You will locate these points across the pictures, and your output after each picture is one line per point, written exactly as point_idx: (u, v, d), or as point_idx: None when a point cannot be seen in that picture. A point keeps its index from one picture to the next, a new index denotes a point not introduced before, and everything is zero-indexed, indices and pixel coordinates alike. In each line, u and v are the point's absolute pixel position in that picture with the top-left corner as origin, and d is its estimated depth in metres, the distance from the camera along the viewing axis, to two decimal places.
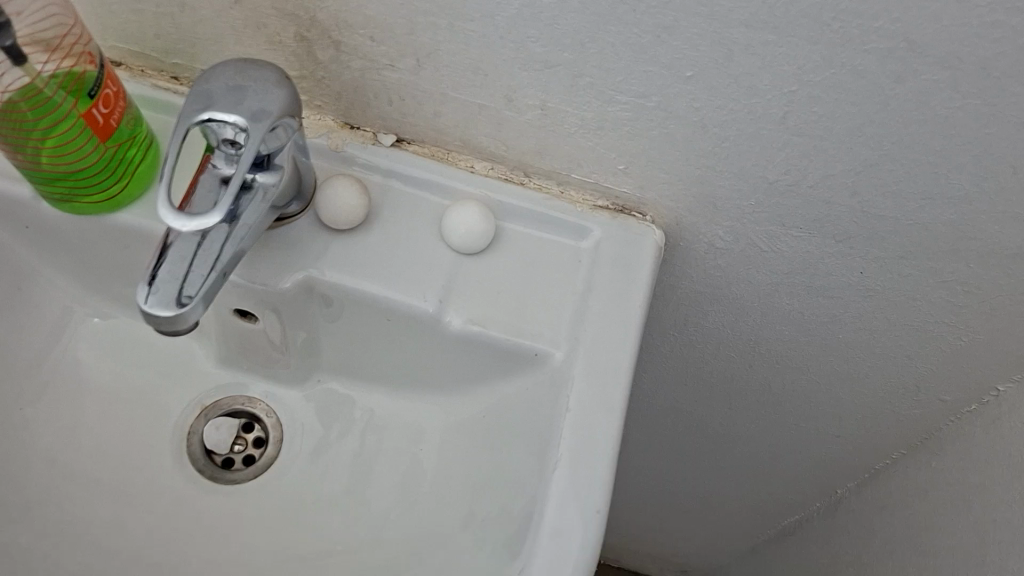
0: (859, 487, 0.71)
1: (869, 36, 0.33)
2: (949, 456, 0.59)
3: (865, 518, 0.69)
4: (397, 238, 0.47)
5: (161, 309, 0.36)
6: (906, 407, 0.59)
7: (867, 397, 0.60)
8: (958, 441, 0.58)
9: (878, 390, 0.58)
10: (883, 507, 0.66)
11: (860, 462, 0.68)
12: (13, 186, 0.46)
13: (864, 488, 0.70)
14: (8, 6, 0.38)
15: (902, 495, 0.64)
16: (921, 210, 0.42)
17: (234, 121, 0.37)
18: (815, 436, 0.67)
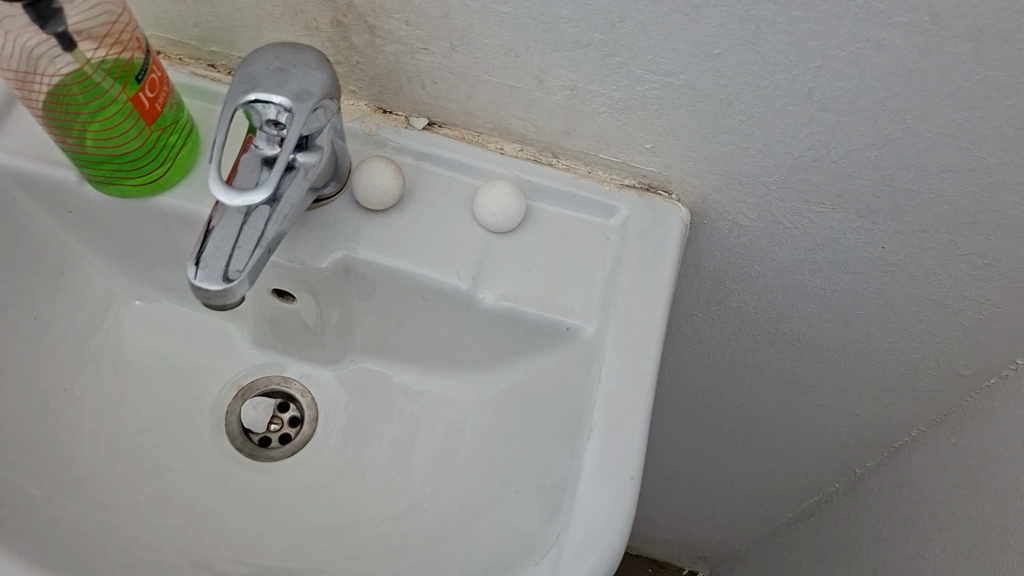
0: (878, 466, 0.72)
1: (894, 10, 0.35)
2: (969, 431, 0.60)
3: (884, 495, 0.70)
4: (431, 218, 0.48)
5: (210, 284, 0.38)
6: (925, 382, 0.60)
7: (887, 373, 0.61)
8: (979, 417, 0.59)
9: (899, 367, 0.60)
10: (903, 484, 0.67)
11: (880, 441, 0.69)
12: (57, 172, 0.48)
13: (883, 467, 0.71)
14: None
15: (923, 472, 0.65)
16: (942, 184, 0.43)
17: (279, 101, 0.38)
18: (835, 415, 0.68)
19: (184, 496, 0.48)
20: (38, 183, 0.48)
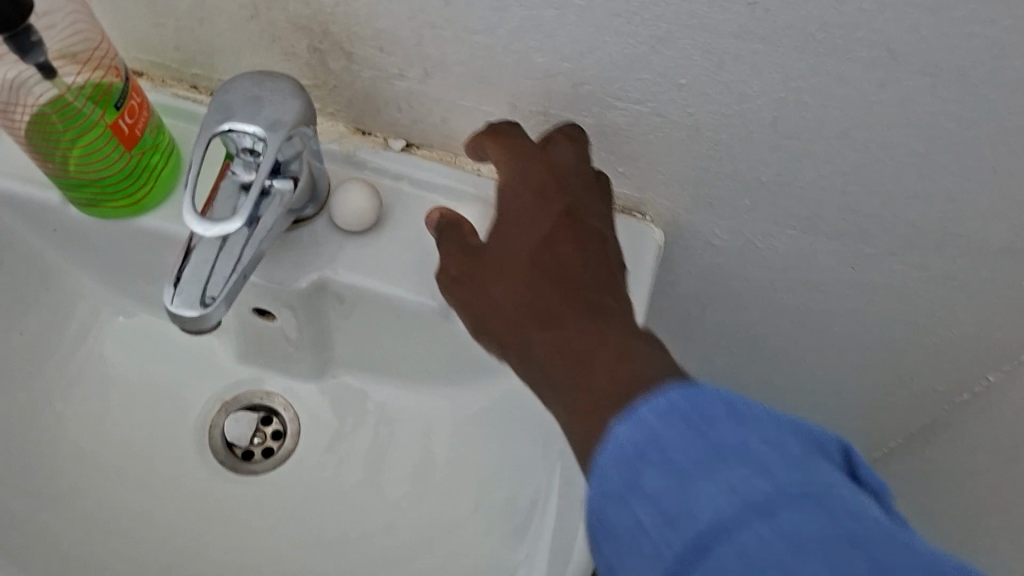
0: None
1: (852, 45, 0.35)
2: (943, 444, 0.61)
3: None
4: (409, 238, 0.49)
5: (186, 310, 0.40)
6: (900, 398, 0.61)
7: (862, 388, 0.62)
8: (951, 430, 0.60)
9: (874, 381, 0.60)
10: None
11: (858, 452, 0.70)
12: (41, 193, 0.49)
13: None
14: (39, 22, 0.41)
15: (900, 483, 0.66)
16: (907, 210, 0.44)
17: (256, 132, 0.39)
18: None
19: (167, 512, 0.49)
20: (22, 204, 0.49)
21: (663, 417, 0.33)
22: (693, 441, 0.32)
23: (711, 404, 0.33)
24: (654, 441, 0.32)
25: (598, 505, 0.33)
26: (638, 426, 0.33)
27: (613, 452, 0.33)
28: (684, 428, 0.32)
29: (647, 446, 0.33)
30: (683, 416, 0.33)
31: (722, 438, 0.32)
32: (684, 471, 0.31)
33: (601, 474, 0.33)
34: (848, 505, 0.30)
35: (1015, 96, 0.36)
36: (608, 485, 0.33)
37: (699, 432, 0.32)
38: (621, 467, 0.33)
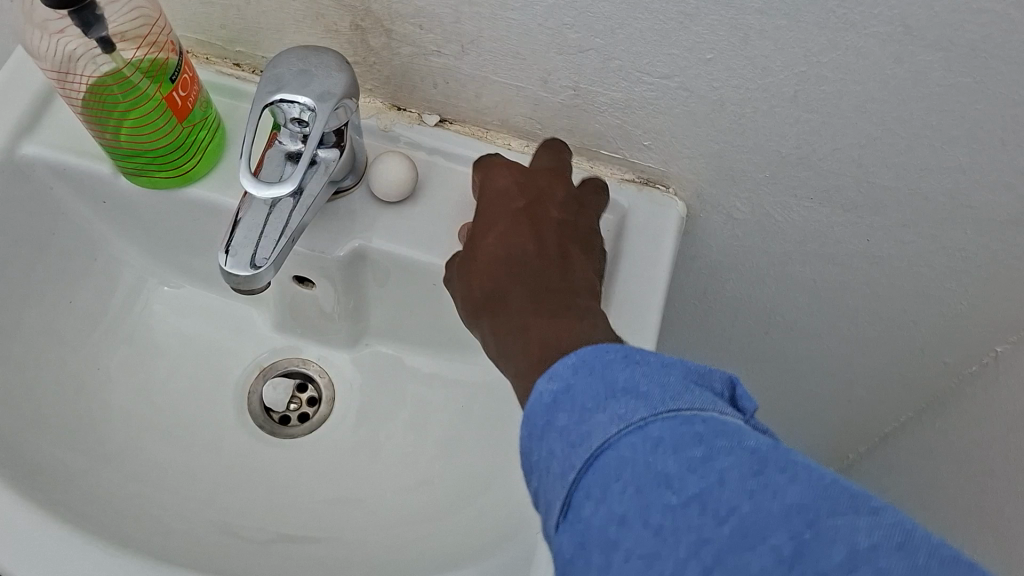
0: (870, 449, 0.75)
1: (870, 21, 0.38)
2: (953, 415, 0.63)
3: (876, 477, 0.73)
4: (443, 209, 0.51)
5: (239, 270, 0.42)
6: (911, 370, 0.63)
7: (874, 360, 0.64)
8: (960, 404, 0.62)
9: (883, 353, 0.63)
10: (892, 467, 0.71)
11: (870, 426, 0.73)
12: (93, 166, 0.51)
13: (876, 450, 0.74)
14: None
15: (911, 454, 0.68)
16: (920, 182, 0.46)
17: (302, 101, 0.41)
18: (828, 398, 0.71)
19: (210, 470, 0.52)
20: (75, 175, 0.52)
21: (572, 368, 0.33)
22: (595, 381, 0.32)
23: (616, 352, 0.33)
24: (566, 386, 0.32)
25: (525, 447, 0.33)
26: (555, 377, 0.33)
27: (534, 405, 0.33)
28: (591, 373, 0.32)
29: (563, 390, 0.32)
30: (586, 364, 0.32)
31: (624, 375, 0.31)
32: (584, 407, 0.31)
33: (528, 422, 0.33)
34: (721, 429, 0.29)
35: (1023, 70, 0.38)
36: (534, 430, 0.32)
37: (607, 373, 0.32)
38: (542, 417, 0.32)
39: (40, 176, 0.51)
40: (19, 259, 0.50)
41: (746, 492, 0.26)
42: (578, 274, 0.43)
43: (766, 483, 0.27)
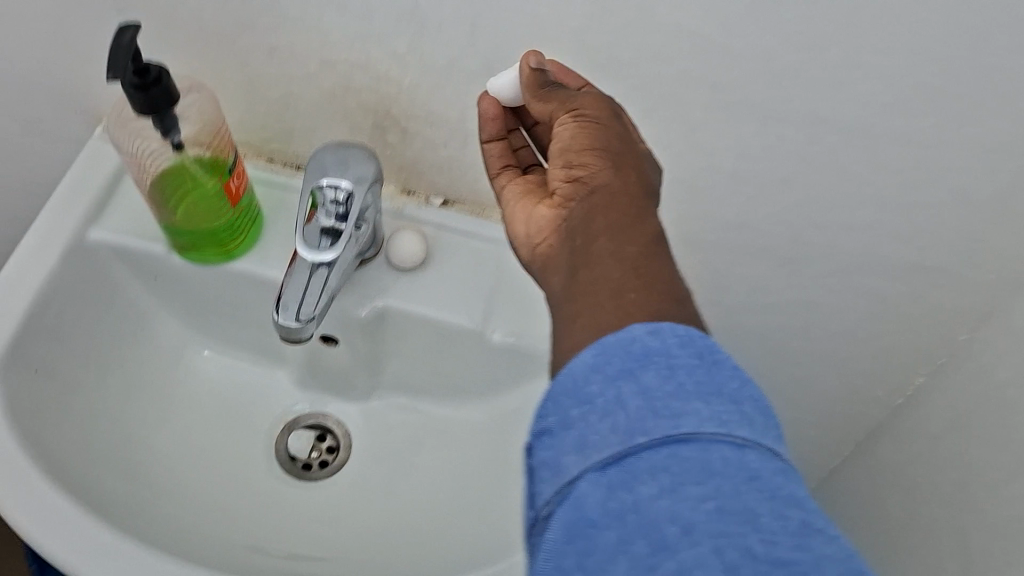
0: (833, 474, 0.86)
1: (784, 111, 0.50)
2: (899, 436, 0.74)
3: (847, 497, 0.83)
4: (448, 274, 0.61)
5: (289, 323, 0.52)
6: (855, 399, 0.75)
7: (825, 392, 0.75)
8: (904, 432, 0.73)
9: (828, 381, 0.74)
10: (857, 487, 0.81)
11: (830, 452, 0.83)
12: (150, 246, 0.61)
13: (839, 474, 0.85)
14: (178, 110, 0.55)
15: (871, 472, 0.79)
16: (839, 239, 0.58)
17: (346, 185, 0.52)
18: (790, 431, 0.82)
19: (252, 507, 0.60)
20: (133, 255, 0.61)
21: (678, 341, 0.37)
22: (696, 368, 0.36)
23: (720, 355, 0.37)
24: (664, 351, 0.36)
25: (584, 372, 0.36)
26: (658, 337, 0.37)
27: (622, 340, 0.36)
28: (694, 358, 0.36)
29: (657, 352, 0.36)
30: (694, 348, 0.37)
31: (724, 381, 0.36)
32: (676, 380, 0.35)
33: (604, 355, 0.36)
34: (794, 485, 0.33)
35: (902, 144, 0.50)
36: (602, 362, 0.36)
37: (706, 369, 0.36)
38: (626, 361, 0.36)
39: (102, 257, 0.61)
40: (82, 326, 0.59)
41: (795, 536, 0.30)
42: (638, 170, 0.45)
43: (819, 546, 0.30)
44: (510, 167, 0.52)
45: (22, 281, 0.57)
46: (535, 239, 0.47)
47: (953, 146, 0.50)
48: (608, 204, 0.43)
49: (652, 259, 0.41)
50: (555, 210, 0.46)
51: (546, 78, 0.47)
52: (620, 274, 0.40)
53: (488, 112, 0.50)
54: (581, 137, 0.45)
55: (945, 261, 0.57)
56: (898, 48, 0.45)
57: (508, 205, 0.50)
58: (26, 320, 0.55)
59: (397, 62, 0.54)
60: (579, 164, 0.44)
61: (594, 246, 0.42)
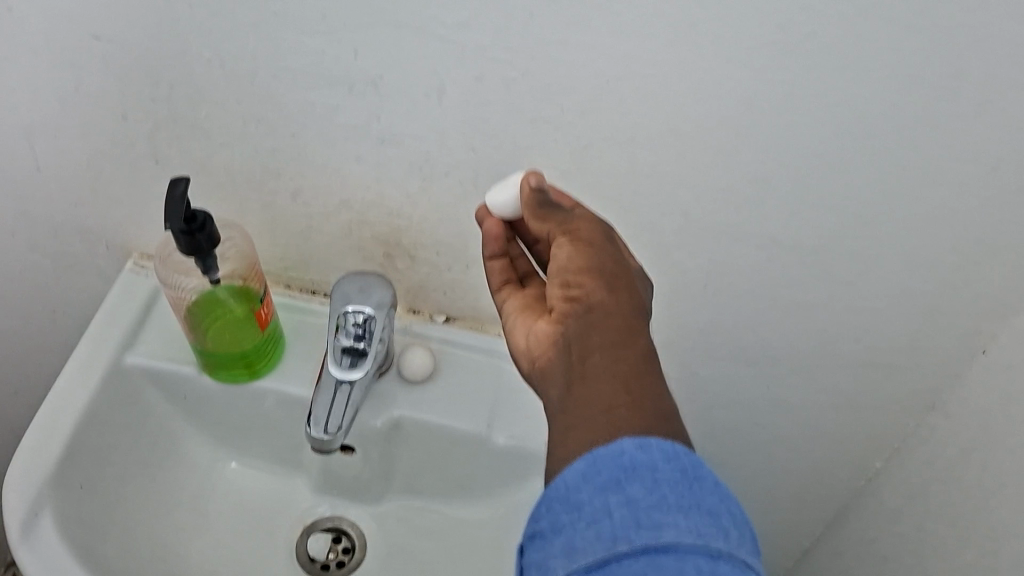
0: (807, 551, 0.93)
1: (744, 233, 0.60)
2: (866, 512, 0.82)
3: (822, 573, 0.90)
4: (452, 386, 0.68)
5: (319, 435, 0.58)
6: (822, 478, 0.83)
7: (794, 472, 0.84)
8: (871, 506, 0.81)
9: (796, 462, 0.82)
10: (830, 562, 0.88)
11: (804, 530, 0.91)
12: (181, 369, 0.67)
13: (813, 550, 0.92)
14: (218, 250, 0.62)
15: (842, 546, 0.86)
16: (797, 335, 0.68)
17: (366, 310, 0.60)
18: (766, 510, 0.90)
19: None
20: (165, 377, 0.67)
21: (663, 457, 0.43)
22: (677, 482, 0.42)
23: (700, 472, 0.43)
24: (650, 465, 0.42)
25: (577, 480, 0.42)
26: (645, 452, 0.43)
27: (612, 452, 0.43)
28: (676, 473, 0.42)
29: (643, 464, 0.42)
30: (676, 465, 0.42)
31: (702, 496, 0.42)
32: (659, 492, 0.41)
33: (596, 465, 0.42)
34: None
35: (847, 262, 0.60)
36: (594, 472, 0.42)
37: (687, 484, 0.42)
38: (615, 472, 0.42)
39: (136, 380, 0.67)
40: (119, 445, 0.65)
41: None
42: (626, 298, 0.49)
43: None
44: (510, 282, 0.57)
45: (67, 406, 0.62)
46: (534, 353, 0.51)
47: (889, 259, 0.60)
48: (603, 323, 0.48)
49: (643, 379, 0.47)
50: (551, 326, 0.51)
51: (544, 196, 0.51)
52: (613, 390, 0.46)
53: (493, 233, 0.55)
54: (576, 264, 0.50)
55: (890, 359, 0.68)
56: (838, 184, 0.55)
57: (509, 319, 0.55)
58: (72, 441, 0.61)
59: (409, 202, 0.62)
60: (576, 283, 0.49)
61: (589, 362, 0.47)
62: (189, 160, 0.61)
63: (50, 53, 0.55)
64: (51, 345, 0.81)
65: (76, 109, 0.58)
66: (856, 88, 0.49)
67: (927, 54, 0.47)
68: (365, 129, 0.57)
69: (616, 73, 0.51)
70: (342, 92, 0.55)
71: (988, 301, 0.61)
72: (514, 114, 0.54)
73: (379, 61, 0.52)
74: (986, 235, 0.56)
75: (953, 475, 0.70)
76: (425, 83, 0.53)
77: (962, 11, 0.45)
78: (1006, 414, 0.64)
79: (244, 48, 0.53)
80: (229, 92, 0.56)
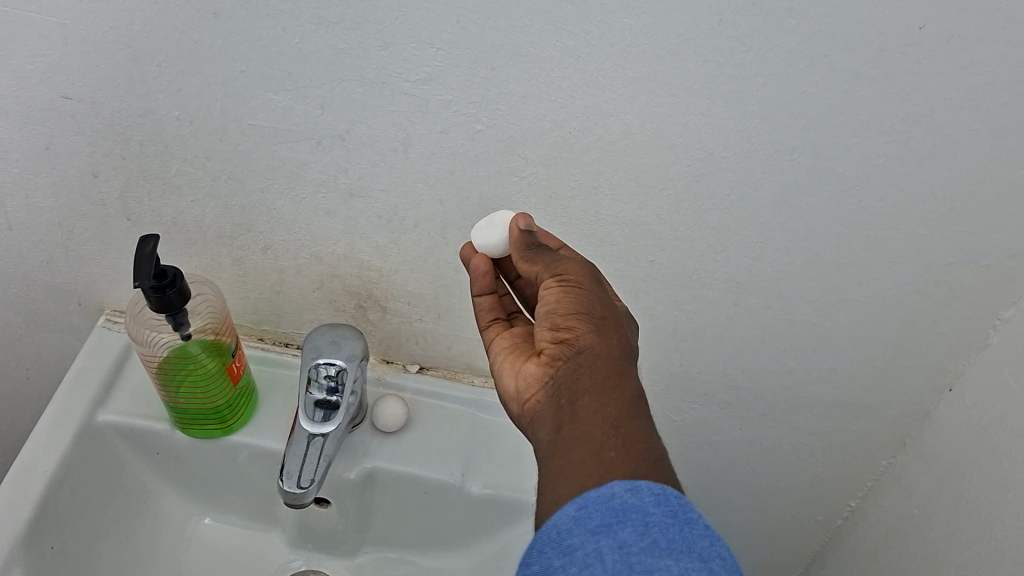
0: None
1: (710, 278, 0.61)
2: (845, 548, 0.82)
3: None
4: (426, 436, 0.69)
5: (293, 489, 0.57)
6: (800, 515, 0.84)
7: (773, 510, 0.84)
8: (850, 545, 0.81)
9: (773, 501, 0.83)
10: None
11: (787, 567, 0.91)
12: (153, 425, 0.66)
13: None
14: (191, 306, 0.61)
15: None
16: (766, 376, 0.69)
17: (338, 362, 0.60)
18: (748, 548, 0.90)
19: None
20: (137, 434, 0.67)
21: (654, 499, 0.41)
22: (669, 526, 0.40)
23: (693, 515, 0.41)
24: (640, 509, 0.40)
25: (567, 525, 0.40)
26: (635, 495, 0.41)
27: (603, 495, 0.41)
28: (668, 516, 0.40)
29: (634, 508, 0.40)
30: (668, 508, 0.41)
31: (695, 540, 0.40)
32: (650, 536, 0.39)
33: (586, 509, 0.41)
34: None
35: (811, 304, 0.62)
36: (584, 516, 0.40)
37: (678, 527, 0.40)
38: (605, 516, 0.40)
39: (108, 438, 0.67)
40: (91, 503, 0.64)
41: None
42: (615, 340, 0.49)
43: None
44: (498, 320, 0.58)
45: (38, 465, 0.62)
46: (524, 394, 0.51)
47: (853, 301, 0.61)
48: (593, 366, 0.48)
49: (632, 420, 0.46)
50: (540, 368, 0.51)
51: (532, 239, 0.53)
52: (601, 434, 0.45)
53: (480, 270, 0.55)
54: (566, 306, 0.50)
55: (859, 398, 0.69)
56: (798, 229, 0.56)
57: (496, 359, 0.55)
58: (43, 501, 0.60)
59: (379, 254, 0.63)
60: (566, 327, 0.49)
61: (579, 405, 0.47)
62: (159, 218, 0.62)
63: (18, 117, 0.55)
64: (22, 403, 0.80)
65: (46, 169, 0.59)
66: (813, 135, 0.50)
67: (874, 104, 0.49)
68: (334, 183, 0.57)
69: (578, 125, 0.52)
70: (310, 148, 0.55)
71: (952, 339, 0.62)
72: (480, 165, 0.55)
73: (346, 118, 0.53)
74: (945, 274, 0.58)
75: (926, 514, 0.71)
76: (391, 137, 0.54)
77: (910, 60, 0.46)
78: (975, 450, 0.65)
79: (212, 107, 0.53)
80: (198, 149, 0.56)
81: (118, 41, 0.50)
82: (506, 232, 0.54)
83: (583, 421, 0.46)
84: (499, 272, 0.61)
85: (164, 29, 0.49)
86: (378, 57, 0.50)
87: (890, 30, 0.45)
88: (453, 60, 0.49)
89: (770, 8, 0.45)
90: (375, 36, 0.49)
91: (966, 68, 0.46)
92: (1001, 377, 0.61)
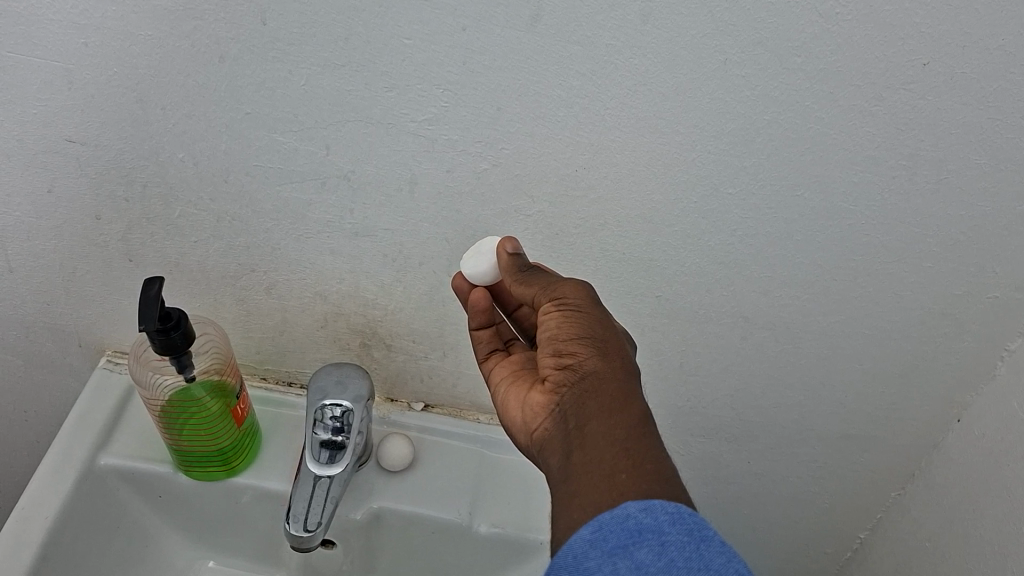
0: None
1: (717, 314, 0.61)
2: None
3: None
4: (432, 474, 0.68)
5: (301, 532, 0.56)
6: (811, 547, 0.83)
7: (783, 542, 0.83)
8: None
9: (782, 534, 0.82)
10: None
11: None
12: (156, 466, 0.66)
13: None
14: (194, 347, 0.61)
15: None
16: (773, 409, 0.68)
17: (343, 403, 0.60)
18: None
19: None
20: (140, 476, 0.66)
21: (668, 517, 0.40)
22: (685, 544, 0.39)
23: (708, 532, 0.40)
24: (656, 529, 0.39)
25: (583, 548, 0.40)
26: (651, 515, 0.40)
27: (617, 517, 0.40)
28: (684, 535, 0.39)
29: (649, 528, 0.40)
30: (684, 525, 0.40)
31: (713, 558, 0.39)
32: (667, 556, 0.38)
33: (601, 532, 0.40)
34: None
35: (818, 338, 0.61)
36: (599, 538, 0.40)
37: (695, 546, 0.39)
38: (621, 538, 0.39)
39: (110, 482, 0.66)
40: (93, 549, 0.63)
41: None
42: (618, 357, 0.49)
43: None
44: (497, 350, 0.58)
45: (40, 511, 0.61)
46: (531, 424, 0.52)
47: (859, 334, 0.61)
48: (597, 389, 0.47)
49: (642, 442, 0.45)
50: (546, 395, 0.51)
51: (522, 262, 0.52)
52: (611, 458, 0.44)
53: (479, 305, 0.56)
54: (565, 330, 0.49)
55: (866, 429, 0.69)
56: (804, 263, 0.56)
57: (498, 389, 0.56)
58: (45, 546, 0.59)
59: (384, 292, 0.62)
60: (568, 352, 0.49)
61: (588, 429, 0.46)
62: (163, 259, 0.61)
63: (22, 161, 0.55)
64: (23, 447, 0.80)
65: (48, 212, 0.58)
66: (819, 170, 0.51)
67: (879, 141, 0.49)
68: (339, 223, 0.57)
69: (586, 163, 0.52)
70: (315, 189, 0.55)
71: (958, 369, 0.62)
72: (486, 206, 0.55)
73: (351, 160, 0.53)
74: (951, 306, 0.58)
75: (936, 544, 0.70)
76: (397, 176, 0.54)
77: (915, 96, 0.47)
78: (983, 477, 0.65)
79: (216, 148, 0.53)
80: (202, 191, 0.56)
81: (123, 85, 0.50)
82: (493, 256, 0.53)
83: (592, 448, 0.45)
84: (498, 303, 0.62)
85: (170, 73, 0.49)
86: (385, 99, 0.50)
87: (895, 67, 0.45)
88: (460, 100, 0.49)
89: (776, 47, 0.45)
90: (381, 77, 0.49)
91: (970, 103, 0.47)
92: (1009, 406, 0.61)
